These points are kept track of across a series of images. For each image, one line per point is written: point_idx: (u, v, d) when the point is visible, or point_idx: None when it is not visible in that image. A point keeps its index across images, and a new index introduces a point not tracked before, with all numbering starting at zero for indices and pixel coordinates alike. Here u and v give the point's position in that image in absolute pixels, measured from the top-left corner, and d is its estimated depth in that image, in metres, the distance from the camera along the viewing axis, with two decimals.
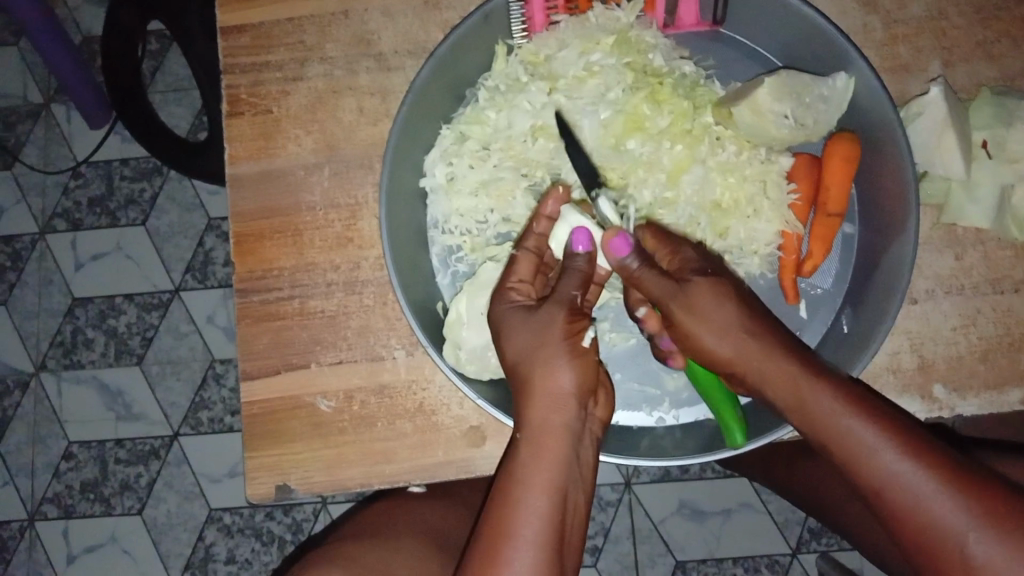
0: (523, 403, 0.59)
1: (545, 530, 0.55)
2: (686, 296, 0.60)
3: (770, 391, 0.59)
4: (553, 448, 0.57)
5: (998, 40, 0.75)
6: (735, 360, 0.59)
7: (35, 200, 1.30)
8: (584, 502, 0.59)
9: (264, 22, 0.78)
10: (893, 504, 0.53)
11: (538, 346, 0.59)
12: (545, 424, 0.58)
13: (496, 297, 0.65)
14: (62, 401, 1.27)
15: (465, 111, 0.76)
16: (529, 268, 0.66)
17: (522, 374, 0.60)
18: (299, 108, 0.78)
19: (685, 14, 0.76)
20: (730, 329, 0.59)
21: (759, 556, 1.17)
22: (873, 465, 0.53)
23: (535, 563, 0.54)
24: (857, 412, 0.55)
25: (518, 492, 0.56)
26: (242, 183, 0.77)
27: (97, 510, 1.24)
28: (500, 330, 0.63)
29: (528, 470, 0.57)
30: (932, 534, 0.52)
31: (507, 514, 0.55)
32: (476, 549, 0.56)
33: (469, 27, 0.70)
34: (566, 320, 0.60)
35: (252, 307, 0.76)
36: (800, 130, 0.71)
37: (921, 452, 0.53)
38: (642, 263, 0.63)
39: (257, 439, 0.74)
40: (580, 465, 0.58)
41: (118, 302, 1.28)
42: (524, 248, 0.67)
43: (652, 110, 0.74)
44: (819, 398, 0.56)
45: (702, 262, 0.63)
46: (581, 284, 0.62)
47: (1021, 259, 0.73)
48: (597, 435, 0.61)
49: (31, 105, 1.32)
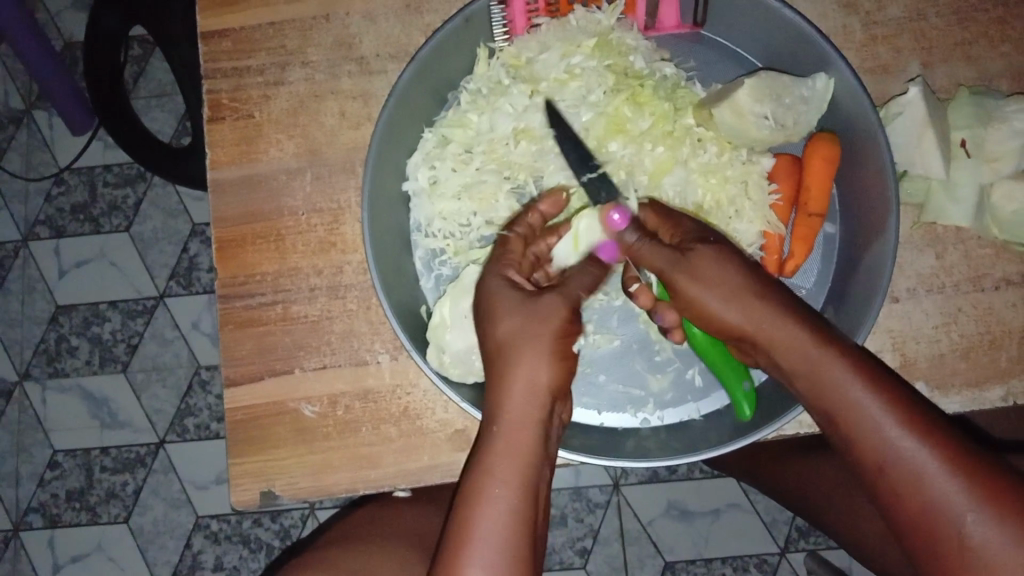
0: (497, 391, 0.59)
1: (512, 525, 0.55)
2: (689, 261, 0.60)
3: (781, 358, 0.58)
4: (524, 441, 0.57)
5: (976, 40, 0.75)
6: (745, 327, 0.59)
7: (18, 207, 1.29)
8: (549, 494, 0.59)
9: (245, 27, 0.78)
10: (894, 481, 0.53)
11: (535, 335, 0.58)
12: (519, 417, 0.58)
13: (491, 272, 0.64)
14: (47, 409, 1.26)
15: (447, 115, 0.76)
16: (519, 249, 0.67)
17: (505, 359, 0.59)
18: (281, 113, 0.77)
19: (665, 17, 0.76)
20: (740, 296, 0.59)
21: (747, 556, 1.17)
22: (877, 439, 0.54)
23: (508, 555, 0.54)
24: (866, 384, 0.55)
25: (490, 485, 0.56)
26: (224, 188, 0.77)
27: (83, 519, 1.23)
28: (492, 310, 0.61)
29: (499, 461, 0.56)
30: (931, 513, 0.52)
31: (476, 507, 0.55)
32: (449, 538, 0.56)
33: (451, 31, 0.70)
34: (566, 319, 0.59)
35: (235, 312, 0.75)
36: (781, 131, 0.71)
37: (925, 431, 0.53)
38: (642, 240, 0.63)
39: (240, 445, 0.73)
40: (546, 463, 0.58)
41: (102, 309, 1.27)
42: (514, 231, 0.68)
43: (634, 112, 0.75)
44: (831, 367, 0.56)
45: (701, 230, 0.64)
46: (588, 286, 0.64)
47: (1001, 257, 0.73)
48: (559, 436, 0.62)
49: (12, 111, 1.31)
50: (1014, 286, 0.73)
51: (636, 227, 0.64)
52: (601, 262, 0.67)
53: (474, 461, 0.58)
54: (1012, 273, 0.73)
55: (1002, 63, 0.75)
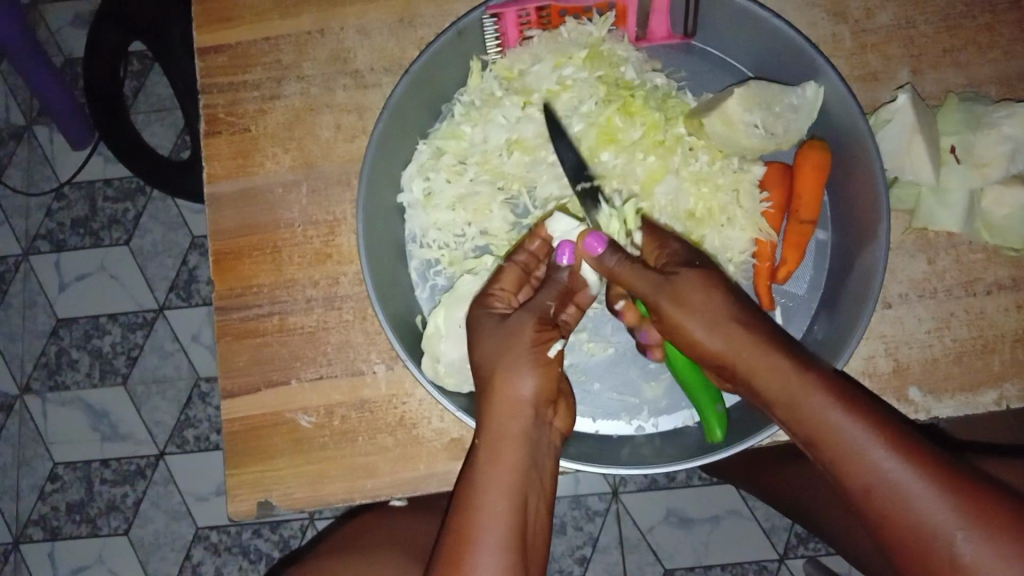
0: (483, 409, 0.60)
1: (507, 533, 0.55)
2: (672, 287, 0.61)
3: (761, 389, 0.59)
4: (511, 454, 0.58)
5: (966, 47, 0.76)
6: (727, 355, 0.59)
7: (18, 221, 1.30)
8: (545, 508, 0.60)
9: (241, 42, 0.79)
10: (882, 504, 0.54)
11: (504, 351, 0.60)
12: (504, 430, 0.59)
13: (477, 301, 0.66)
14: (47, 422, 1.26)
15: (441, 126, 0.77)
16: (514, 278, 0.67)
17: (485, 377, 0.60)
18: (276, 126, 0.78)
19: (656, 28, 0.76)
20: (721, 324, 0.60)
21: (747, 563, 1.17)
22: (864, 461, 0.54)
23: (500, 565, 0.54)
24: (847, 409, 0.56)
25: (478, 499, 0.57)
26: (221, 201, 0.78)
27: (83, 532, 1.24)
28: (473, 333, 0.64)
29: (485, 475, 0.57)
30: (920, 533, 0.52)
31: (466, 521, 0.56)
32: (441, 557, 0.56)
33: (443, 44, 0.71)
34: (534, 329, 0.60)
35: (233, 324, 0.76)
36: (771, 139, 0.72)
37: (909, 450, 0.54)
38: (619, 261, 0.64)
39: (237, 456, 0.74)
40: (537, 470, 0.59)
41: (102, 322, 1.28)
42: (513, 259, 0.68)
43: (625, 122, 0.75)
44: (812, 392, 0.56)
45: (689, 254, 0.65)
46: (557, 296, 0.64)
47: (992, 261, 0.73)
48: (555, 444, 0.62)
49: (13, 127, 1.32)
50: (1006, 290, 0.73)
51: (612, 247, 0.64)
52: (561, 267, 0.66)
53: (465, 477, 0.59)
54: (1004, 277, 0.73)
55: (992, 69, 0.76)
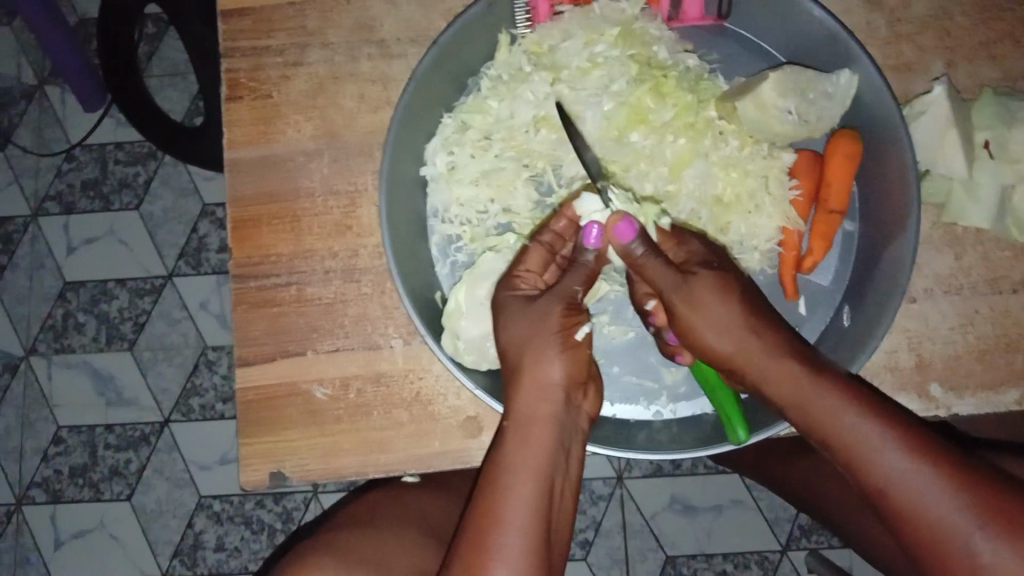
0: (509, 391, 0.60)
1: (535, 515, 0.55)
2: (689, 286, 0.60)
3: (770, 391, 0.59)
4: (538, 434, 0.58)
5: (1002, 40, 0.75)
6: (735, 357, 0.60)
7: (27, 182, 1.29)
8: (571, 494, 0.59)
9: (265, 6, 0.77)
10: (898, 504, 0.54)
11: (534, 334, 0.60)
12: (533, 412, 0.59)
13: (502, 283, 0.65)
14: (52, 385, 1.26)
15: (467, 100, 0.76)
16: (540, 261, 0.65)
17: (514, 359, 0.60)
18: (299, 93, 0.77)
19: (689, 9, 0.75)
20: (731, 327, 0.59)
21: (749, 553, 1.17)
22: (877, 464, 0.54)
23: (525, 546, 0.54)
24: (859, 411, 0.56)
25: (505, 480, 0.57)
26: (240, 168, 0.76)
27: (86, 496, 1.24)
28: (500, 316, 0.63)
29: (513, 458, 0.57)
30: (939, 534, 0.52)
31: (493, 503, 0.56)
32: (464, 538, 0.56)
33: (473, 15, 0.70)
34: (562, 313, 0.60)
35: (249, 293, 0.75)
36: (803, 126, 0.71)
37: (924, 451, 0.54)
38: (647, 252, 0.61)
39: (251, 425, 0.73)
40: (565, 455, 0.59)
41: (110, 287, 1.27)
42: (539, 239, 0.66)
43: (656, 103, 0.74)
44: (823, 395, 0.57)
45: (707, 255, 0.64)
46: (584, 281, 0.62)
47: (1019, 260, 0.73)
48: (583, 429, 0.61)
49: (25, 86, 1.30)
50: None
51: (643, 236, 0.61)
52: (587, 251, 0.63)
53: (491, 458, 0.59)
54: None
55: None
